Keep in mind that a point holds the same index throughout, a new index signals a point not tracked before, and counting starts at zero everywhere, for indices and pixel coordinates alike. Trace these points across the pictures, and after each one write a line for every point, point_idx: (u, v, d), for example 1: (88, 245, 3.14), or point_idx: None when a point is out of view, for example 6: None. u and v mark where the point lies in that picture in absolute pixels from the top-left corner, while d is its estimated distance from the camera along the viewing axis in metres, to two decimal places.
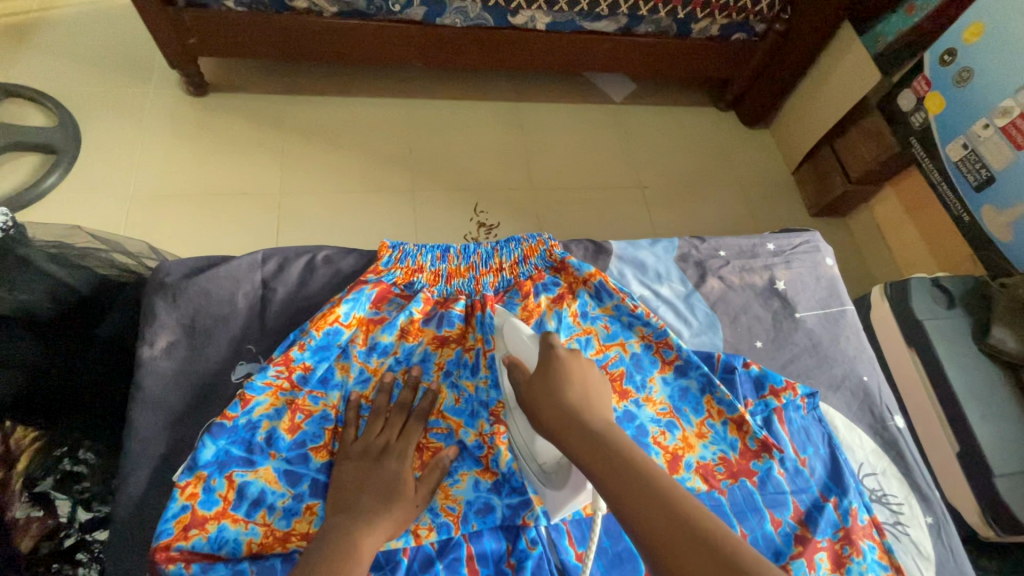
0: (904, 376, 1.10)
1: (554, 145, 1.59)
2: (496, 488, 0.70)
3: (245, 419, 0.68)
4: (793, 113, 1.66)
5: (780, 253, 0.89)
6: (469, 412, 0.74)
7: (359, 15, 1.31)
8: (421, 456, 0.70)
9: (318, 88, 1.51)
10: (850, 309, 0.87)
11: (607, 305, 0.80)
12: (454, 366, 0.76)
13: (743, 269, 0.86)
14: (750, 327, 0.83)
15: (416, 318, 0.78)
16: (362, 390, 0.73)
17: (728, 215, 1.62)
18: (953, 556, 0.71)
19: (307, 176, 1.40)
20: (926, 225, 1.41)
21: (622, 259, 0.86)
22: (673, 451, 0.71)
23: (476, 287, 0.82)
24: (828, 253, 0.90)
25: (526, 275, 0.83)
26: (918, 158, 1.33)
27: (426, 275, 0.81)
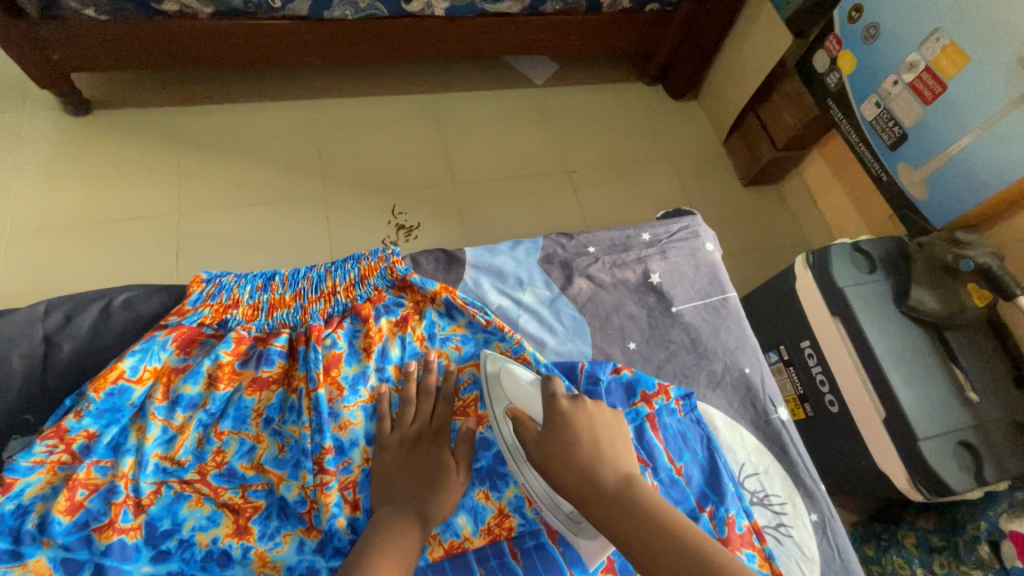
0: (829, 342, 1.08)
1: (474, 136, 1.53)
2: (321, 547, 0.64)
3: (13, 504, 0.60)
4: (718, 82, 1.62)
5: (655, 243, 0.86)
6: (293, 463, 0.67)
7: (238, 14, 1.21)
8: (236, 520, 0.64)
9: (215, 96, 1.41)
10: (732, 296, 0.85)
11: (459, 323, 0.77)
12: (276, 412, 0.70)
13: (614, 265, 0.84)
14: (623, 327, 0.80)
15: (227, 362, 0.70)
16: (165, 451, 0.66)
17: (659, 192, 1.58)
18: (838, 555, 0.71)
19: (208, 191, 1.32)
20: (853, 186, 1.39)
21: (479, 267, 0.82)
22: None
23: (303, 317, 0.76)
24: (707, 238, 0.88)
25: (364, 298, 0.78)
26: (836, 120, 1.30)
27: (242, 310, 0.75)
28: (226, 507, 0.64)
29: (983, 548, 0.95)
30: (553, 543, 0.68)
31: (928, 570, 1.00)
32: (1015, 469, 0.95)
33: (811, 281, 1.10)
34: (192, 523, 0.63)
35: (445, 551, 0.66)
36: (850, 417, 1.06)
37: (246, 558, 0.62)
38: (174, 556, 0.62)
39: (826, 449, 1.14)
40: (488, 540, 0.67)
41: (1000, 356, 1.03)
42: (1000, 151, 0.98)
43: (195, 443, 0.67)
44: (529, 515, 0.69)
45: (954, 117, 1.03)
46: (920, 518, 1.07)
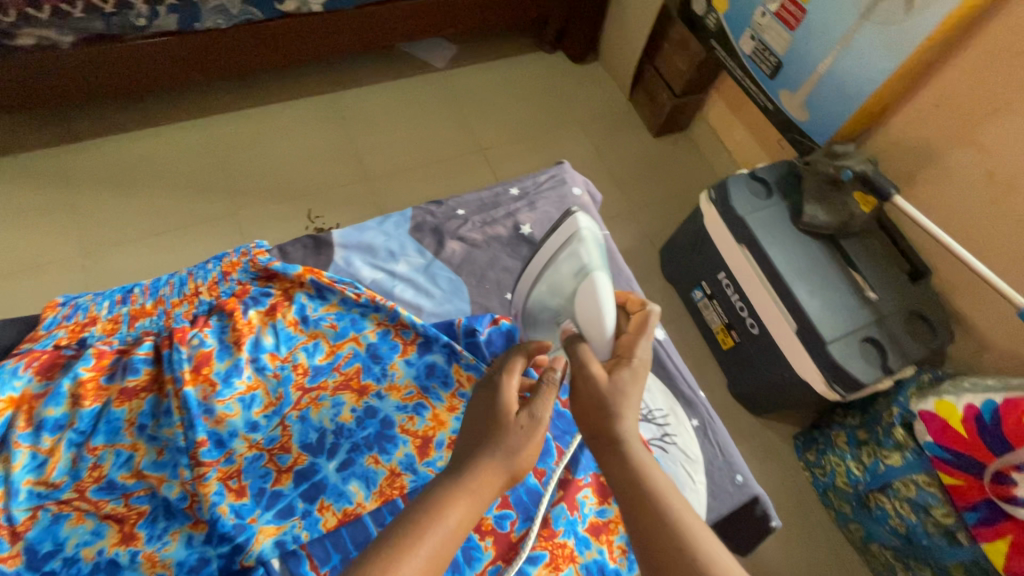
0: (739, 268, 1.14)
1: (382, 128, 1.52)
2: (209, 538, 0.63)
3: None
4: (613, 39, 1.65)
5: (524, 197, 0.93)
6: (172, 463, 0.67)
7: (104, 39, 1.15)
8: (121, 529, 0.63)
9: (102, 128, 1.36)
10: None
11: (333, 301, 0.80)
12: (149, 417, 0.69)
13: (484, 224, 0.91)
14: (499, 280, 0.87)
15: (90, 378, 0.70)
16: (37, 476, 0.65)
17: (575, 155, 1.61)
18: (720, 452, 0.80)
19: (111, 226, 1.27)
20: (751, 120, 1.46)
21: (348, 246, 0.86)
22: (424, 434, 0.72)
23: (166, 321, 0.76)
24: (573, 184, 0.95)
25: (228, 294, 0.79)
26: (721, 59, 1.35)
27: (101, 325, 0.75)
28: (109, 518, 0.64)
29: (899, 431, 1.02)
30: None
31: (859, 461, 1.10)
32: (916, 353, 1.03)
33: (716, 216, 1.16)
34: (76, 540, 0.62)
35: (340, 517, 0.66)
36: (770, 337, 1.12)
37: (133, 563, 0.61)
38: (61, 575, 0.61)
39: (757, 369, 1.20)
40: (381, 502, 0.67)
41: (894, 256, 1.11)
42: (858, 66, 1.04)
43: (69, 463, 0.66)
44: (421, 471, 0.69)
45: (816, 39, 1.09)
46: (848, 416, 1.15)
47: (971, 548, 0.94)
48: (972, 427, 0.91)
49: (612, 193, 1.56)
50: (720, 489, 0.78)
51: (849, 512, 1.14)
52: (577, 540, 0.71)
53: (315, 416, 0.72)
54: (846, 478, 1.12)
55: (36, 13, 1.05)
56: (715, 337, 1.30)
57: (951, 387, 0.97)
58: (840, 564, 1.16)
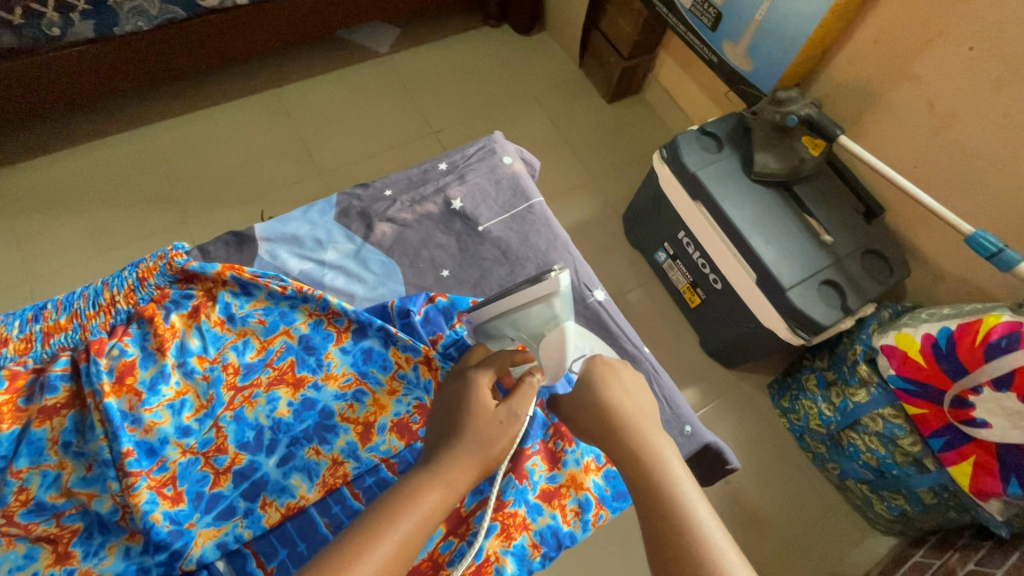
0: (696, 224, 1.14)
1: (330, 121, 1.48)
2: (146, 547, 0.64)
3: None
4: (557, 6, 1.61)
5: (452, 171, 0.92)
6: (101, 478, 0.66)
7: (17, 53, 1.10)
8: (55, 549, 0.63)
9: (35, 149, 1.31)
10: (537, 201, 0.90)
11: (259, 297, 0.77)
12: (72, 434, 0.68)
13: (413, 202, 0.88)
14: (433, 258, 0.86)
15: (4, 400, 0.68)
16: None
17: (529, 129, 1.59)
18: (668, 404, 0.80)
19: (56, 249, 1.23)
20: (700, 77, 1.45)
21: (272, 239, 0.84)
22: (364, 420, 0.73)
23: (83, 335, 0.73)
24: (503, 153, 0.93)
25: (147, 300, 0.76)
26: (664, 16, 1.33)
27: (13, 346, 0.72)
28: (41, 540, 0.63)
29: (862, 368, 1.04)
30: (393, 473, 0.71)
31: (830, 402, 1.12)
32: (873, 290, 1.04)
33: (668, 173, 1.16)
34: (8, 565, 0.62)
35: (286, 509, 0.68)
36: (732, 289, 1.14)
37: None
38: None
39: (723, 323, 1.21)
40: (323, 492, 0.69)
41: (847, 198, 1.11)
42: (794, 9, 1.03)
43: None
44: (364, 457, 0.71)
45: None
46: (818, 359, 1.18)
47: (938, 473, 0.96)
48: (931, 356, 0.92)
49: (571, 164, 1.55)
50: (670, 440, 0.78)
51: (825, 452, 1.17)
52: (529, 507, 0.72)
53: (250, 414, 0.71)
54: (819, 419, 1.14)
55: None
56: (682, 296, 1.31)
57: (909, 319, 0.99)
58: (820, 504, 1.20)
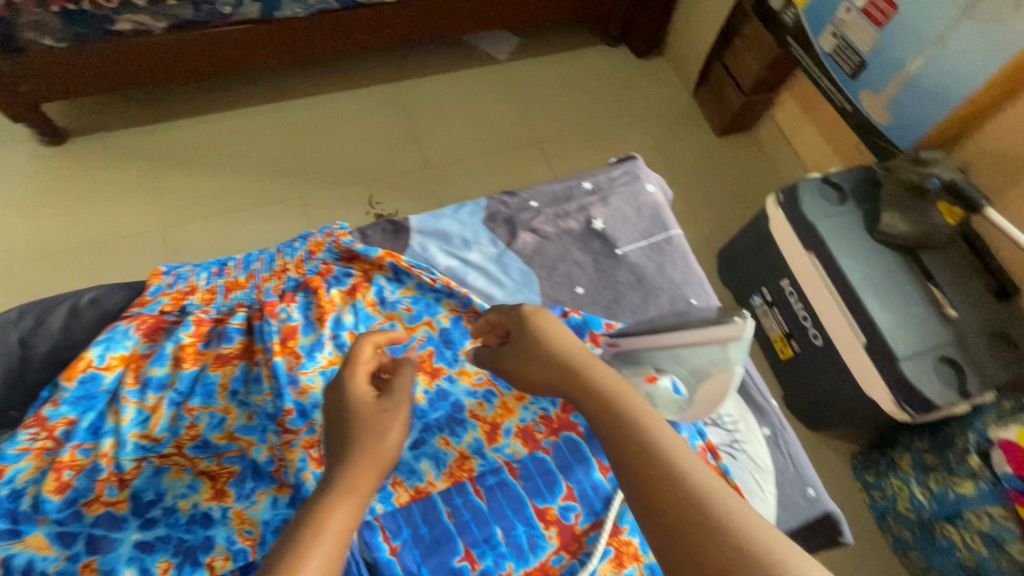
0: (805, 276, 1.10)
1: (442, 118, 1.54)
2: (294, 501, 0.67)
3: (6, 489, 0.64)
4: (681, 34, 1.60)
5: (597, 191, 0.92)
6: (261, 428, 0.72)
7: (193, 25, 1.22)
8: (214, 485, 0.68)
9: (183, 109, 1.44)
10: (677, 233, 0.90)
11: (408, 285, 0.83)
12: (241, 384, 0.74)
13: (556, 216, 0.90)
14: (570, 274, 0.86)
15: (188, 343, 0.75)
16: (142, 430, 0.70)
17: (633, 151, 1.58)
18: (791, 462, 0.78)
19: (188, 203, 1.34)
20: (824, 122, 1.39)
21: (424, 232, 0.89)
22: (492, 420, 0.75)
23: (257, 294, 0.81)
24: (647, 181, 0.93)
25: (313, 272, 0.84)
26: (798, 57, 1.29)
27: (199, 295, 0.81)
28: (204, 474, 0.69)
29: (973, 458, 0.96)
30: (514, 479, 0.71)
31: (925, 486, 1.04)
32: (1000, 377, 0.95)
33: (781, 219, 1.12)
34: (175, 492, 0.67)
35: (415, 493, 0.70)
36: (834, 349, 1.08)
37: (225, 517, 0.66)
38: (161, 522, 0.65)
39: (816, 381, 1.15)
40: (451, 482, 0.71)
41: (977, 269, 1.04)
42: (952, 69, 0.98)
43: (170, 420, 0.71)
44: (489, 456, 0.73)
45: (906, 39, 1.03)
46: (916, 438, 1.08)
47: None
48: None
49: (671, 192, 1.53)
50: (791, 501, 0.75)
51: (909, 539, 1.09)
52: (642, 540, 0.69)
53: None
54: (909, 503, 1.07)
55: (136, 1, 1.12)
56: (773, 345, 1.26)
57: None
58: None
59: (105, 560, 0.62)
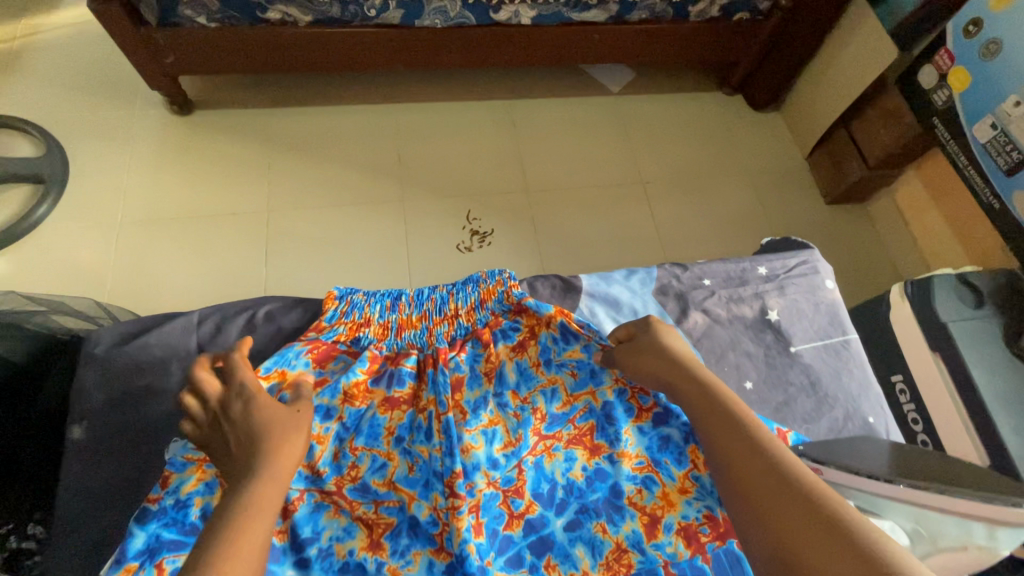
0: (925, 378, 1.02)
1: (548, 143, 1.52)
2: (450, 569, 0.69)
3: (172, 499, 0.68)
4: (805, 95, 1.54)
5: (773, 279, 0.89)
6: (423, 483, 0.74)
7: (335, 23, 1.25)
8: (369, 535, 0.70)
9: (302, 98, 1.47)
10: (854, 338, 0.87)
11: (574, 348, 0.82)
12: (406, 431, 0.77)
13: (730, 300, 0.87)
14: (739, 365, 0.83)
15: (361, 380, 0.79)
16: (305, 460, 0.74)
17: (736, 206, 1.53)
18: None
19: (293, 191, 1.37)
20: (954, 211, 1.32)
21: (593, 296, 0.89)
22: (651, 512, 0.73)
23: (427, 339, 0.85)
24: (827, 276, 0.90)
25: (483, 322, 0.86)
26: (941, 140, 1.22)
27: (373, 328, 0.84)
28: (360, 521, 0.71)
29: None
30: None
31: None
32: None
33: (907, 314, 1.04)
34: (332, 533, 0.70)
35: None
36: None
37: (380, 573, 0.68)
38: (316, 564, 0.69)
39: None
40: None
41: None
42: None
43: (332, 456, 0.75)
44: (649, 553, 0.71)
45: None
46: None
47: None
48: None
49: None
50: None
51: None
52: None
53: (549, 466, 0.76)
54: None
55: None
56: None
57: None
58: None
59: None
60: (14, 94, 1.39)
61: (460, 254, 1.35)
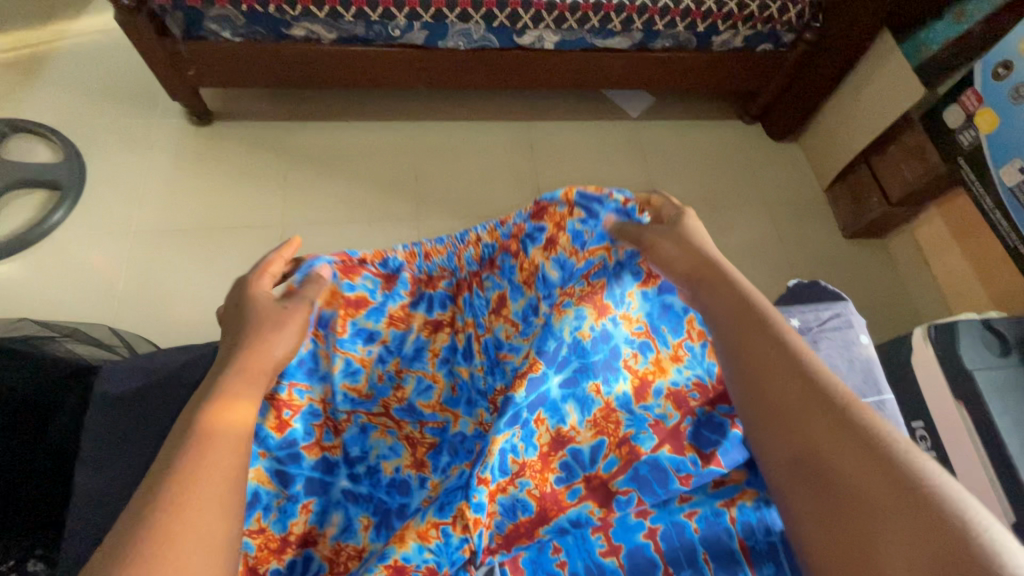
0: (948, 426, 1.00)
1: (566, 165, 1.52)
2: None
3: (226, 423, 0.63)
4: (826, 127, 1.53)
5: (805, 332, 0.81)
6: (466, 401, 0.73)
7: (358, 41, 1.25)
8: (414, 454, 0.69)
9: (322, 113, 1.47)
10: (891, 398, 0.76)
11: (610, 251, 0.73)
12: (449, 353, 0.76)
13: None
14: None
15: (404, 304, 0.79)
16: (350, 382, 0.71)
17: (753, 235, 1.51)
18: None
19: (309, 206, 1.36)
20: (977, 251, 1.30)
21: None
22: (643, 376, 0.69)
23: (458, 264, 0.83)
24: (862, 331, 0.82)
25: (507, 237, 0.81)
26: (967, 181, 1.20)
27: (401, 254, 0.82)
28: (406, 441, 0.69)
29: None
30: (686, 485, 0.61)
31: None
32: None
33: (931, 357, 1.02)
34: (378, 452, 0.68)
35: (601, 502, 0.62)
36: None
37: (423, 486, 0.66)
38: (364, 481, 0.66)
39: None
40: (598, 437, 0.66)
41: None
42: None
43: (378, 378, 0.73)
44: None
45: None
46: None
47: None
48: None
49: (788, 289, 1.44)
50: None
51: None
52: None
53: (558, 324, 0.68)
54: None
55: (317, 12, 1.16)
56: None
57: None
58: None
59: (320, 504, 0.63)
60: (36, 99, 1.40)
61: None
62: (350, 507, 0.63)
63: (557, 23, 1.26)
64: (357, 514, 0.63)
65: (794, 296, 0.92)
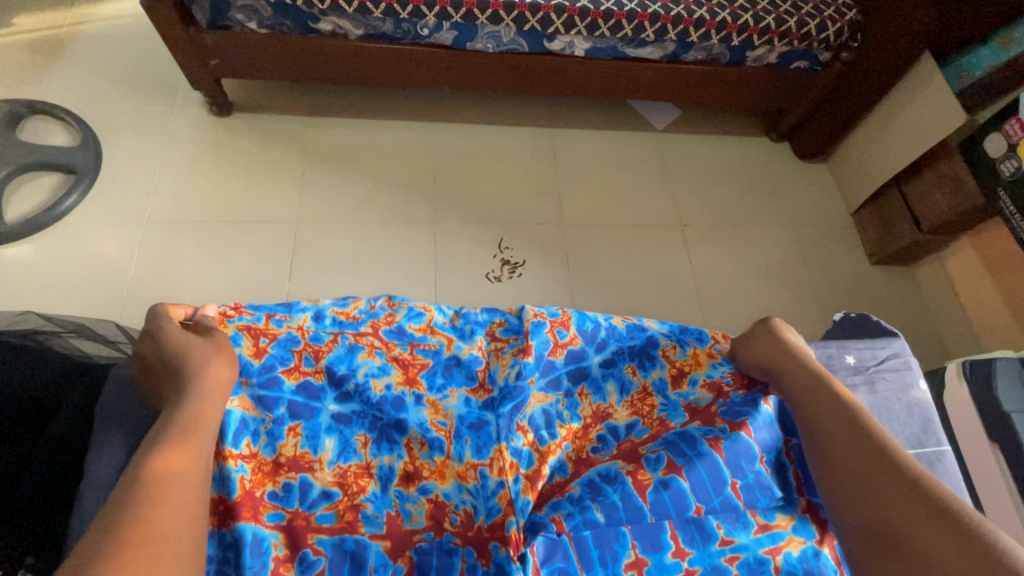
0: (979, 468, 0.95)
1: (588, 175, 1.48)
2: (488, 403, 0.73)
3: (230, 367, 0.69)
4: (856, 150, 1.49)
5: (861, 370, 0.79)
6: (462, 331, 0.80)
7: (386, 38, 1.23)
8: (405, 373, 0.74)
9: (343, 110, 1.45)
10: (950, 450, 0.74)
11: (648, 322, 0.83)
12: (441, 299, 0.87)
13: None
14: None
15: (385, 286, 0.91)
16: (338, 308, 0.79)
17: (778, 257, 1.47)
18: None
19: (325, 203, 1.33)
20: (1011, 285, 1.26)
21: None
22: (680, 366, 0.78)
23: None
24: (921, 375, 0.79)
25: None
26: (1005, 212, 1.17)
27: None
28: (397, 361, 0.75)
29: None
30: (714, 449, 0.66)
31: None
32: None
33: (964, 396, 0.98)
34: (368, 370, 0.73)
35: (630, 461, 0.67)
36: None
37: (419, 404, 0.72)
38: (356, 398, 0.71)
39: None
40: (631, 412, 0.74)
41: None
42: None
43: (368, 308, 0.80)
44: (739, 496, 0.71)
45: None
46: None
47: None
48: None
49: (811, 313, 1.40)
50: None
51: None
52: None
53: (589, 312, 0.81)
54: None
55: (345, 7, 1.14)
56: None
57: None
58: None
59: (308, 426, 0.67)
60: (56, 81, 1.38)
61: (489, 284, 1.30)
62: (343, 431, 0.68)
63: (590, 30, 1.23)
64: (354, 433, 0.68)
65: (852, 326, 0.89)
